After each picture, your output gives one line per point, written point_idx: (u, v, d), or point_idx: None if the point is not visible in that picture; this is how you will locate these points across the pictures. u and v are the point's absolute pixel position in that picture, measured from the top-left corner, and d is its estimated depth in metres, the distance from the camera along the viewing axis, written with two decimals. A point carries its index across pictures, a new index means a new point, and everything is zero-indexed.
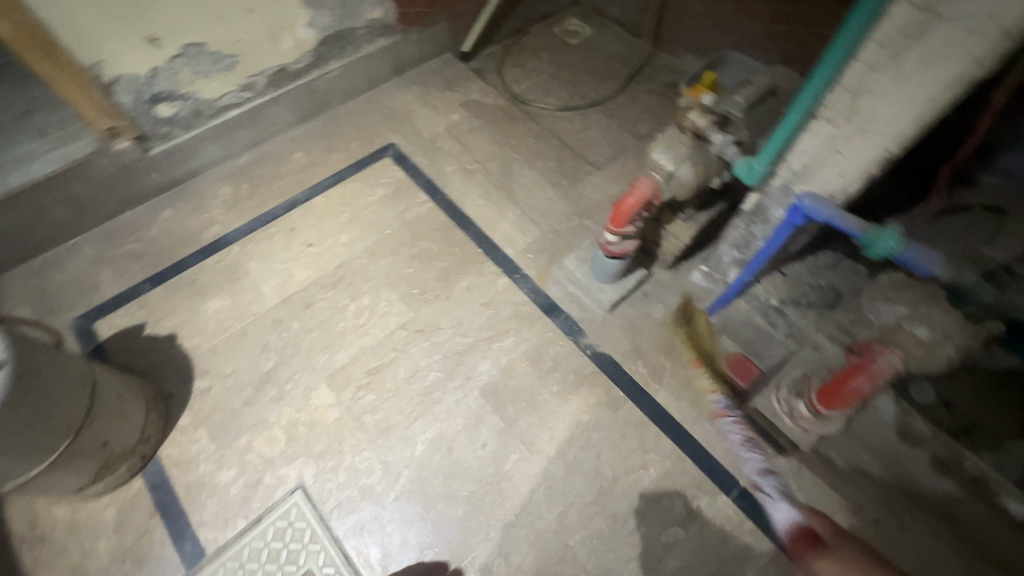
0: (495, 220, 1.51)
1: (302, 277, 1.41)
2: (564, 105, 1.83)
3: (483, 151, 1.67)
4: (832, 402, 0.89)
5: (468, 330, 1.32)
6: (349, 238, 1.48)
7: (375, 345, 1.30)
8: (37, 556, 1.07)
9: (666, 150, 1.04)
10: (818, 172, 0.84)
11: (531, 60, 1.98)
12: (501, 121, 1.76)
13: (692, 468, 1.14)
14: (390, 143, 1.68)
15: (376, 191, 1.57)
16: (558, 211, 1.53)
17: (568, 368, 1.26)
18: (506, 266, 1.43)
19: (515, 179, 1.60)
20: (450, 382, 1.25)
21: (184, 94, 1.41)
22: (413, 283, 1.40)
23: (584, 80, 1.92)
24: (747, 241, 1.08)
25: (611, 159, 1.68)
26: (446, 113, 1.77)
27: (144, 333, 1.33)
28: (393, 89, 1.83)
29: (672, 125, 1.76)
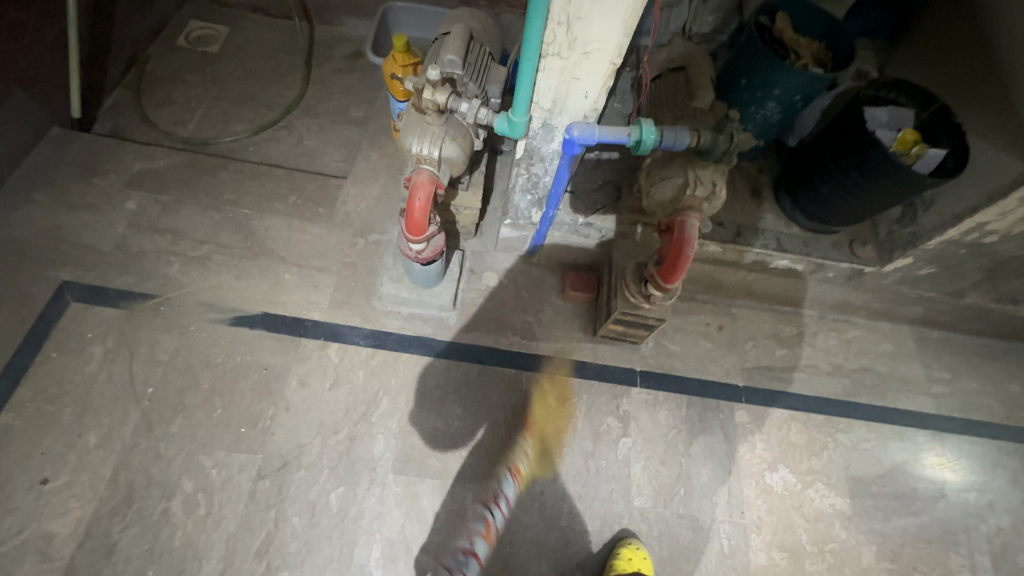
0: (276, 293, 1.24)
1: (69, 528, 0.95)
2: (257, 126, 1.53)
3: (200, 225, 1.30)
4: (672, 277, 0.96)
5: (336, 425, 1.11)
6: (102, 433, 1.04)
7: (243, 521, 1.00)
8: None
9: (421, 138, 0.97)
10: (567, 102, 0.88)
11: (176, 92, 1.56)
12: (195, 178, 1.37)
13: (600, 385, 1.24)
14: (62, 284, 1.17)
15: (91, 354, 1.11)
16: (335, 243, 1.33)
17: (457, 383, 1.19)
18: (326, 332, 1.21)
19: (265, 236, 1.31)
20: (358, 488, 1.06)
21: None
22: (234, 423, 1.08)
23: (258, 88, 1.61)
24: (534, 181, 1.09)
25: (348, 161, 1.49)
26: (112, 205, 1.29)
27: None
28: (3, 212, 1.24)
29: (381, 97, 1.64)
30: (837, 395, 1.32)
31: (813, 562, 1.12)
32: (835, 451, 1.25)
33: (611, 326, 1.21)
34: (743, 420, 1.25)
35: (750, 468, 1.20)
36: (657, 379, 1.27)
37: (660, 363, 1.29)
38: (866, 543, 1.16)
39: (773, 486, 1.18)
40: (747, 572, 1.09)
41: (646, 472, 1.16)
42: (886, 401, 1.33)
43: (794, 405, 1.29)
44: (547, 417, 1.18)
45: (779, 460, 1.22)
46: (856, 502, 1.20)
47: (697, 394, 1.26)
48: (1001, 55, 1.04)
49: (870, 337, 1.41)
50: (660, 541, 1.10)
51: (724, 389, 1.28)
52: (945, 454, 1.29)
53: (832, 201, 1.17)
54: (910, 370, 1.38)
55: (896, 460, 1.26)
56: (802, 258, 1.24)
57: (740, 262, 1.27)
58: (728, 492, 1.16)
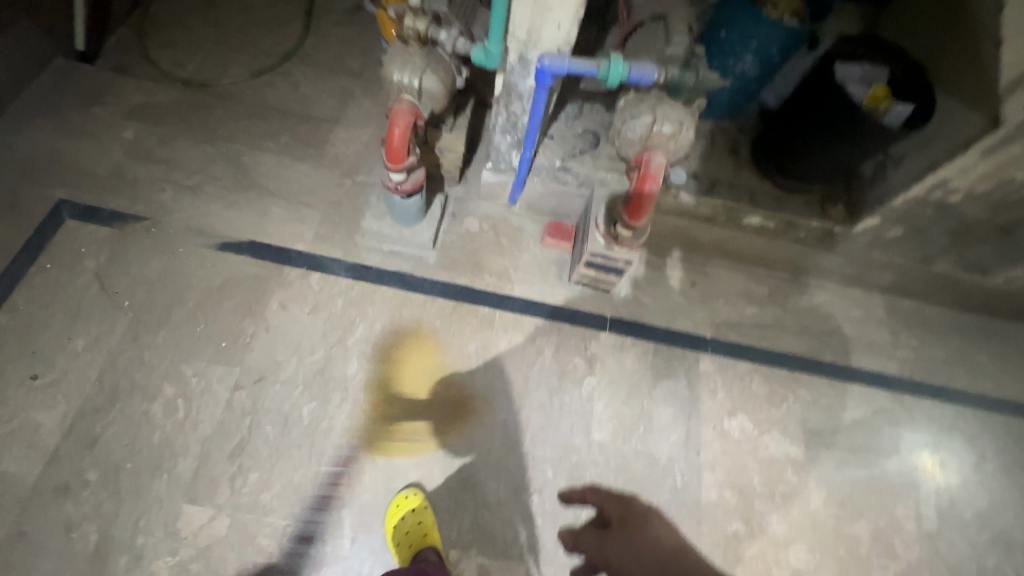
0: (262, 224, 1.29)
1: (55, 421, 1.02)
2: (255, 71, 1.57)
3: (194, 157, 1.35)
4: (638, 215, 1.02)
5: (312, 346, 1.16)
6: (90, 339, 1.10)
7: (219, 426, 1.05)
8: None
9: (403, 67, 1.00)
10: (541, 34, 0.92)
11: (178, 34, 1.60)
12: (192, 114, 1.42)
13: (571, 328, 1.28)
14: (59, 203, 1.23)
15: (84, 268, 1.17)
16: (323, 182, 1.37)
17: (431, 318, 1.24)
18: (308, 262, 1.26)
19: (256, 171, 1.36)
20: (329, 405, 1.11)
21: None
22: (215, 338, 1.14)
23: (257, 35, 1.65)
24: (513, 121, 1.13)
25: (341, 106, 1.53)
26: (111, 134, 1.34)
27: None
28: (6, 133, 1.29)
29: (377, 50, 1.68)
30: (802, 353, 1.36)
31: (763, 502, 1.17)
32: (794, 404, 1.29)
33: (583, 270, 1.26)
34: (707, 369, 1.29)
35: (709, 413, 1.24)
36: (626, 326, 1.31)
37: (630, 312, 1.33)
38: (816, 489, 1.20)
39: (730, 431, 1.23)
40: (697, 506, 1.14)
41: (608, 410, 1.21)
42: (850, 361, 1.37)
43: (758, 359, 1.33)
44: (517, 354, 1.23)
45: (739, 408, 1.26)
46: (810, 451, 1.24)
47: (664, 343, 1.31)
48: (974, 14, 1.06)
49: (841, 301, 1.44)
50: (616, 473, 1.15)
51: (691, 340, 1.32)
52: (903, 414, 1.32)
53: (802, 155, 1.21)
54: (877, 334, 1.41)
55: (854, 417, 1.30)
56: (774, 215, 1.28)
57: (713, 217, 1.30)
58: (686, 433, 1.21)
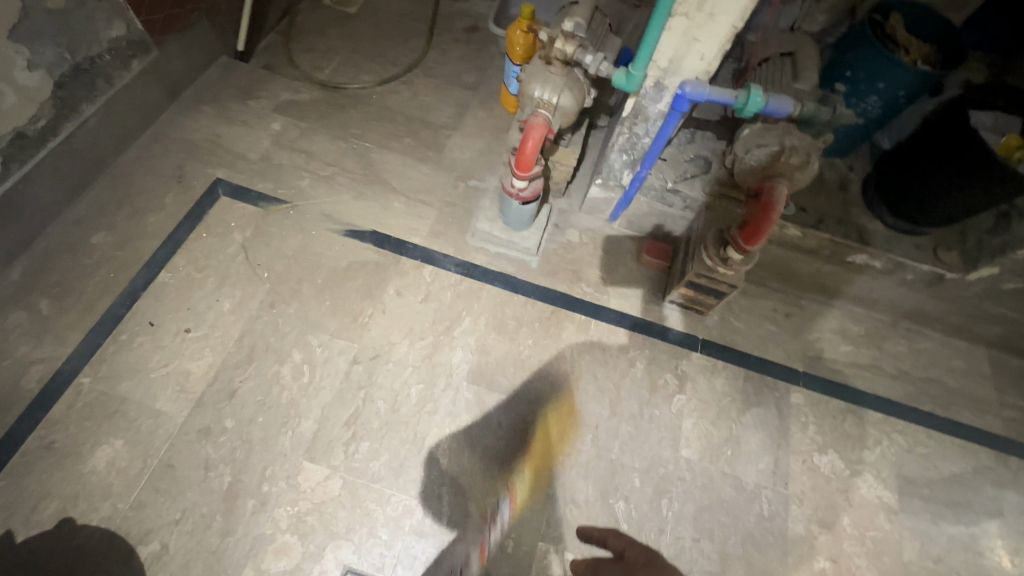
0: (385, 216, 1.40)
1: (202, 370, 1.14)
2: (382, 78, 1.71)
3: (330, 151, 1.50)
4: (753, 240, 1.03)
5: (423, 331, 1.25)
6: (234, 302, 1.23)
7: (338, 394, 1.15)
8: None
9: (544, 85, 1.10)
10: (682, 63, 0.98)
11: (318, 40, 1.79)
12: (329, 113, 1.58)
13: (664, 345, 1.32)
14: (216, 181, 1.39)
15: (233, 239, 1.31)
16: (440, 182, 1.49)
17: (531, 319, 1.31)
18: (422, 255, 1.36)
19: (381, 168, 1.49)
20: (436, 387, 1.19)
21: None
22: (339, 314, 1.25)
23: (386, 46, 1.81)
24: (634, 142, 1.19)
25: (458, 116, 1.65)
26: (262, 124, 1.51)
27: (19, 541, 0.95)
28: (178, 116, 1.48)
29: (491, 67, 1.80)
30: (899, 398, 1.32)
31: (851, 544, 1.14)
32: (888, 448, 1.26)
33: (681, 289, 1.29)
34: (798, 402, 1.28)
35: (799, 445, 1.23)
36: (717, 349, 1.33)
37: (722, 335, 1.35)
38: (909, 539, 1.17)
39: (820, 466, 1.21)
40: (783, 537, 1.14)
41: (697, 429, 1.22)
42: (951, 413, 1.32)
43: (853, 398, 1.31)
44: (609, 360, 1.28)
45: (830, 444, 1.24)
46: (904, 499, 1.21)
47: (756, 370, 1.31)
48: None
49: (943, 351, 1.40)
50: (702, 491, 1.16)
51: (783, 370, 1.32)
52: (1008, 475, 1.26)
53: (923, 199, 1.20)
54: (982, 389, 1.36)
55: (953, 470, 1.25)
56: (883, 254, 1.27)
57: (818, 250, 1.31)
58: (774, 462, 1.21)
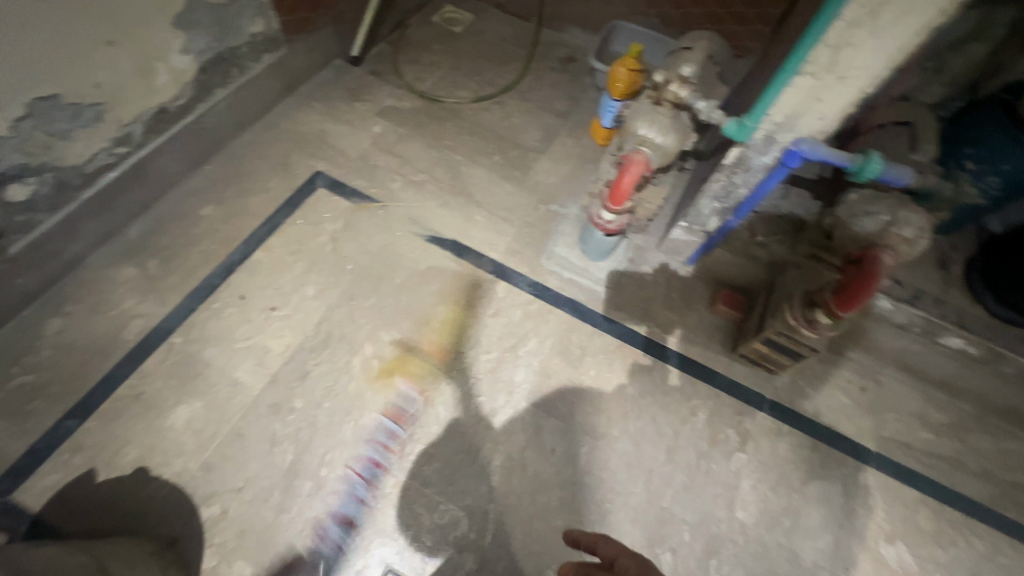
0: (466, 228, 1.45)
1: (281, 349, 1.20)
2: (478, 96, 1.76)
3: (422, 159, 1.56)
4: (848, 307, 0.98)
5: (489, 345, 1.27)
6: (318, 288, 1.29)
7: (402, 394, 1.18)
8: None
9: (650, 124, 1.11)
10: (799, 120, 0.97)
11: (422, 54, 1.84)
12: (426, 123, 1.65)
13: (729, 399, 1.28)
14: (317, 173, 1.48)
15: (325, 229, 1.38)
16: (522, 203, 1.52)
17: (596, 350, 1.30)
18: (498, 270, 1.39)
19: (469, 181, 1.54)
20: (495, 403, 1.20)
21: (40, 165, 1.06)
22: (412, 315, 1.28)
23: (483, 66, 1.85)
24: (729, 190, 1.17)
25: (547, 141, 1.68)
26: (364, 126, 1.60)
27: (99, 480, 1.02)
28: (291, 109, 1.59)
29: (585, 97, 1.80)
30: (983, 501, 1.21)
31: None
32: (964, 552, 1.16)
33: (755, 345, 1.25)
34: (868, 484, 1.21)
35: (864, 531, 1.16)
36: (785, 413, 1.27)
37: (792, 399, 1.29)
38: None
39: (885, 558, 1.13)
40: None
41: (754, 492, 1.17)
42: None
43: (930, 491, 1.21)
44: (671, 405, 1.25)
45: (898, 536, 1.16)
46: None
47: (824, 442, 1.25)
48: None
49: None
50: (753, 558, 1.11)
51: (854, 447, 1.25)
52: None
53: None
54: None
55: None
56: (983, 342, 1.22)
57: (909, 326, 1.28)
58: (834, 543, 1.14)
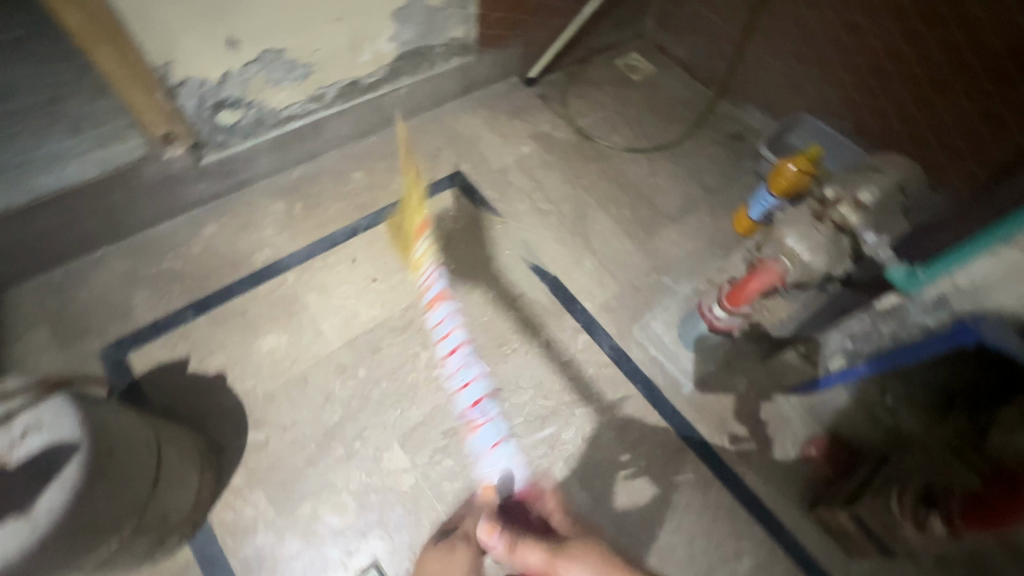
0: (571, 270, 1.43)
1: (367, 318, 1.28)
2: (631, 146, 1.74)
3: (555, 190, 1.58)
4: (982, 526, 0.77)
5: (550, 391, 1.24)
6: (418, 276, 1.36)
7: (452, 403, 1.19)
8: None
9: (802, 237, 1.00)
10: (991, 293, 0.81)
11: (593, 91, 1.87)
12: (572, 158, 1.67)
13: (784, 560, 1.11)
14: (457, 172, 1.57)
15: (445, 225, 1.46)
16: (635, 264, 1.47)
17: (656, 442, 1.21)
18: (586, 321, 1.35)
19: (591, 226, 1.52)
20: (533, 451, 1.16)
21: (250, 101, 1.25)
22: (489, 333, 1.30)
23: (647, 120, 1.82)
24: (870, 337, 1.03)
25: (684, 211, 1.61)
26: (515, 143, 1.67)
27: (188, 370, 1.16)
28: (458, 109, 1.71)
29: (739, 178, 1.70)
30: None
31: None
32: None
33: (840, 517, 1.07)
34: None
35: None
36: None
37: None
38: None
39: None
40: None
41: None
42: None
43: None
44: (715, 535, 1.13)
45: None
46: None
47: None
48: None
49: None
50: None
51: None
52: None
53: None
54: None
55: None
56: None
57: None
58: None
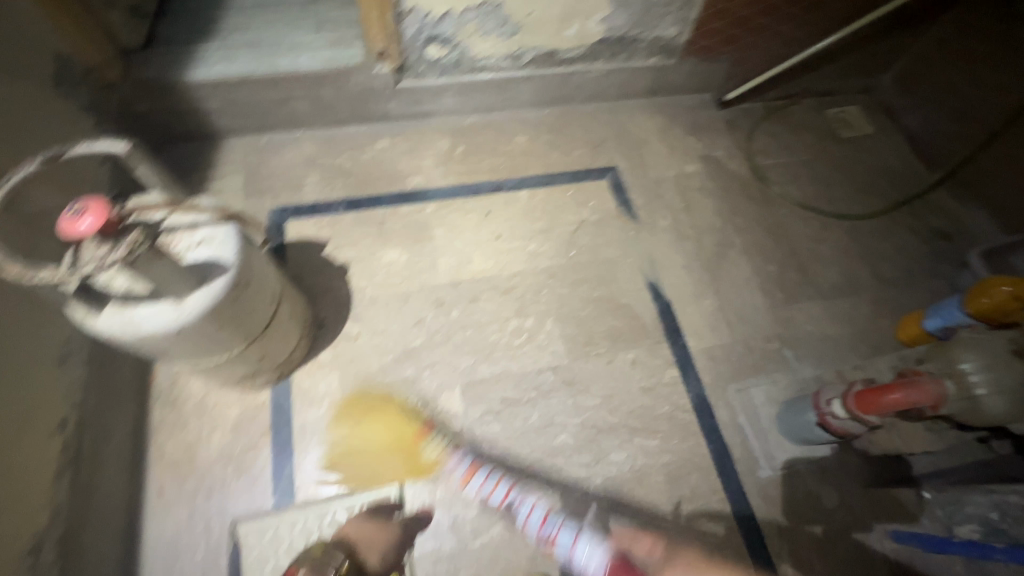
0: (688, 302, 1.34)
1: (477, 268, 1.33)
2: (808, 202, 1.55)
3: (704, 218, 1.48)
4: None
5: (617, 409, 1.19)
6: (536, 249, 1.38)
7: (520, 376, 1.20)
8: (140, 420, 1.08)
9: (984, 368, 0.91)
10: None
11: (787, 133, 1.69)
12: (736, 192, 1.55)
13: None
14: (612, 167, 1.54)
15: (581, 212, 1.45)
16: (760, 324, 1.33)
17: (704, 509, 1.11)
18: (682, 359, 1.26)
19: (727, 267, 1.41)
20: (577, 456, 1.13)
21: (457, 43, 1.36)
22: (580, 329, 1.28)
23: (838, 181, 1.61)
24: None
25: (840, 292, 1.40)
26: (681, 159, 1.59)
27: (322, 252, 1.32)
28: (637, 108, 1.67)
29: (925, 280, 1.44)
30: None
31: None
32: None
33: None
34: None
35: None
36: None
37: None
38: None
39: None
40: None
41: None
42: None
43: None
44: None
45: None
46: None
47: None
48: None
49: None
50: None
51: None
52: None
53: None
54: None
55: None
56: None
57: None
58: None
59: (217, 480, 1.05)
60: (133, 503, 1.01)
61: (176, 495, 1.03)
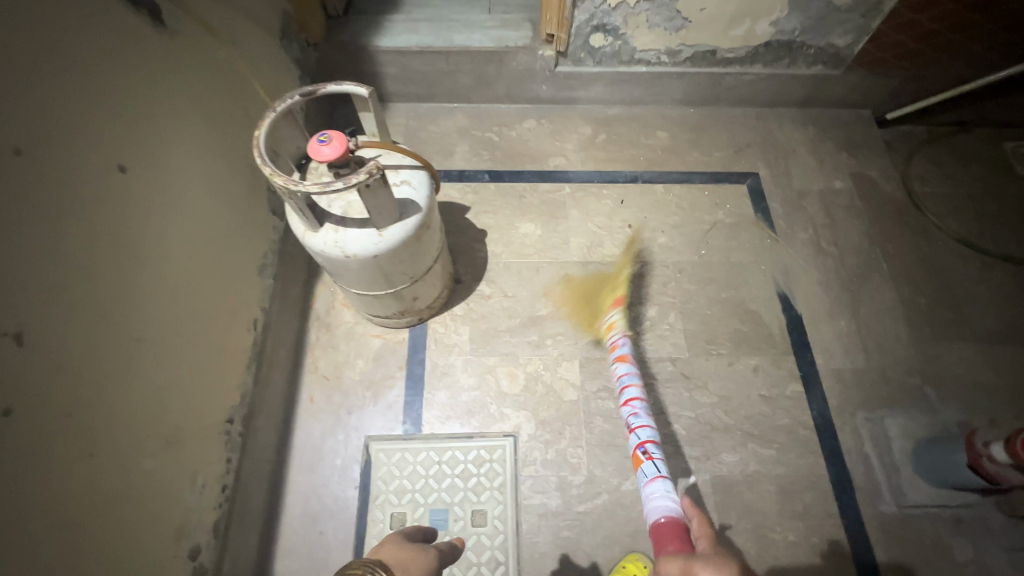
0: (822, 320, 1.29)
1: (607, 252, 1.37)
2: (971, 237, 1.43)
3: (849, 237, 1.41)
4: None
5: (733, 411, 1.18)
6: (667, 243, 1.39)
7: (639, 361, 1.23)
8: (302, 335, 1.23)
9: None
10: None
11: (955, 161, 1.56)
12: (887, 216, 1.46)
13: None
14: (754, 173, 1.51)
15: (716, 213, 1.44)
16: (900, 356, 1.25)
17: (816, 528, 1.07)
18: (809, 375, 1.22)
19: (869, 291, 1.33)
20: (688, 448, 1.14)
21: (622, 34, 1.40)
22: (704, 327, 1.27)
23: (1011, 221, 1.46)
24: None
25: (999, 338, 1.28)
26: (830, 173, 1.52)
27: (465, 216, 1.42)
28: (788, 117, 1.61)
29: None
30: None
31: None
32: None
33: None
34: None
35: None
36: None
37: None
38: None
39: None
40: None
41: None
42: None
43: None
44: None
45: None
46: None
47: None
48: None
49: None
50: None
51: None
52: None
53: None
54: None
55: None
56: None
57: None
58: None
59: (359, 400, 1.18)
60: (290, 404, 1.16)
61: (323, 405, 1.17)
